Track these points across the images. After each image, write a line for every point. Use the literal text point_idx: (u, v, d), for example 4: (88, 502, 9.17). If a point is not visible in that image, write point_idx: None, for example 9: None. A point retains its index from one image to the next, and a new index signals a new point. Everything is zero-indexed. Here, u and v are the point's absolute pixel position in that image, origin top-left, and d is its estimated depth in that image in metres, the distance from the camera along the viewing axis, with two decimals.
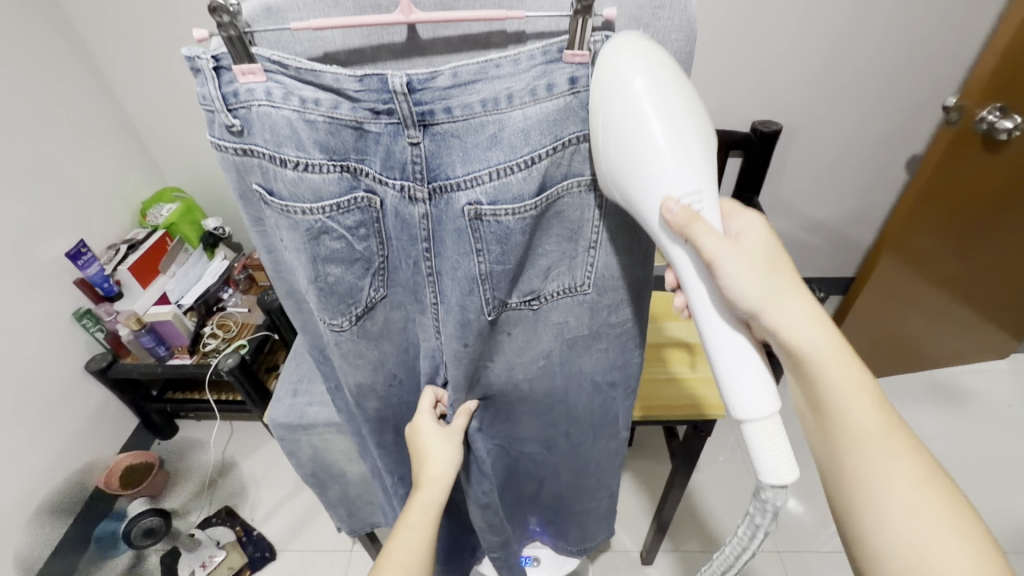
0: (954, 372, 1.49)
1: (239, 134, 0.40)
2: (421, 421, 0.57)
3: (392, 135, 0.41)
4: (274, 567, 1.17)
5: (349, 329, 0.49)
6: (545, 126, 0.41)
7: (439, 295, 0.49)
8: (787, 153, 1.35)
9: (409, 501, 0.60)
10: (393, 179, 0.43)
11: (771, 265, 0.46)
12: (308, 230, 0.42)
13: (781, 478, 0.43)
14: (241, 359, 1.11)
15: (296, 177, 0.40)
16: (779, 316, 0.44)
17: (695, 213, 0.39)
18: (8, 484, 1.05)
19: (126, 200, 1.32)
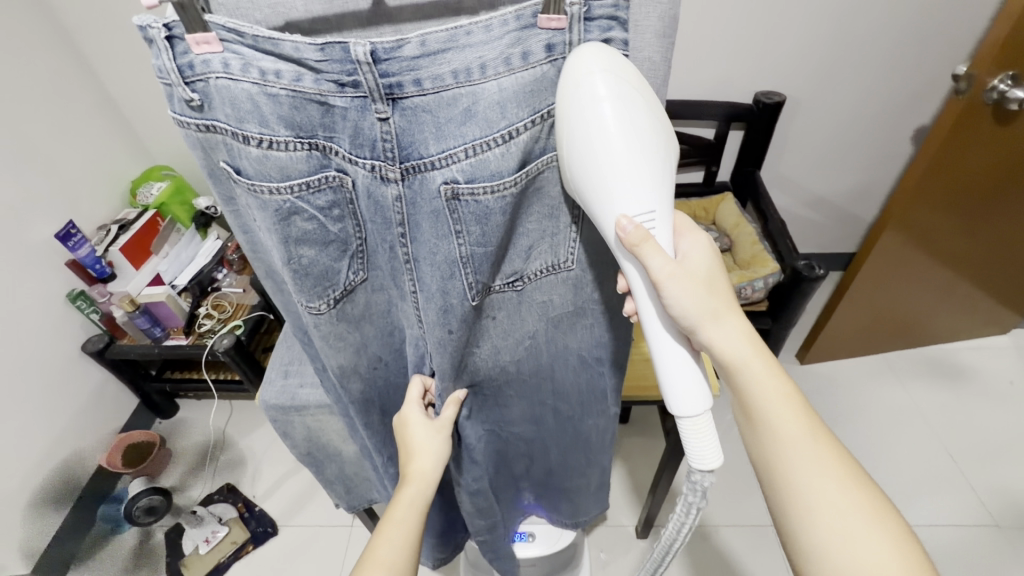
0: (954, 349, 1.49)
1: (200, 109, 0.38)
2: (407, 414, 0.58)
3: (359, 109, 0.39)
4: (276, 542, 1.19)
5: (328, 313, 0.49)
6: (520, 99, 0.39)
7: (417, 282, 0.47)
8: (789, 125, 1.31)
9: (396, 495, 0.57)
10: (363, 158, 0.41)
11: (714, 285, 0.47)
12: (278, 210, 0.41)
13: (706, 464, 0.46)
14: (237, 339, 1.12)
15: (262, 155, 0.39)
16: (719, 332, 0.46)
17: (646, 233, 0.40)
18: (10, 464, 1.06)
19: (114, 179, 1.30)
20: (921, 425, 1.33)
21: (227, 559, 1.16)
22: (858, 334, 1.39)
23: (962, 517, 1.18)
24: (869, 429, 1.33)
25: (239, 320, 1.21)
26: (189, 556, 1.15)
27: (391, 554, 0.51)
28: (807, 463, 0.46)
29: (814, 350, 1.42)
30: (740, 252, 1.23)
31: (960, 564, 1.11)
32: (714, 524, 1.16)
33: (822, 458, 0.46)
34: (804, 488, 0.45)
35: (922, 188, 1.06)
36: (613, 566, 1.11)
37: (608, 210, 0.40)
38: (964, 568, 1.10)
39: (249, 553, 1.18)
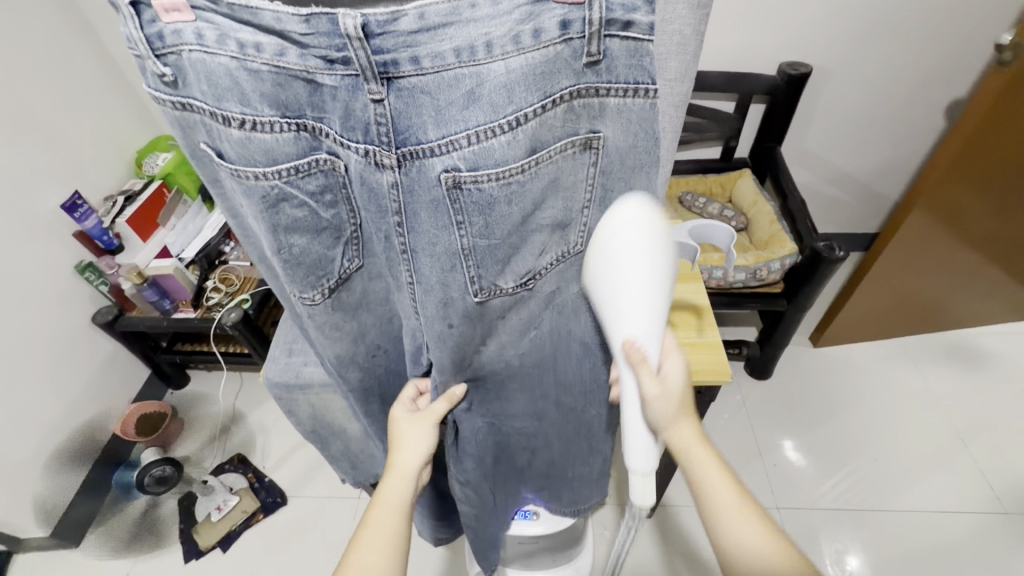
0: (974, 335, 1.44)
1: (173, 85, 0.37)
2: (399, 411, 0.60)
3: (351, 89, 0.36)
4: (285, 512, 1.22)
5: (323, 302, 0.48)
6: (530, 81, 0.37)
7: (415, 274, 0.46)
8: (814, 99, 1.25)
9: (377, 491, 0.56)
10: (356, 142, 0.38)
11: (689, 401, 0.52)
12: (265, 196, 0.40)
13: (644, 503, 0.51)
14: (245, 312, 1.13)
15: (245, 137, 0.37)
16: (681, 433, 0.51)
17: (643, 357, 0.47)
18: (26, 432, 1.09)
19: (121, 149, 1.28)
20: (935, 410, 1.31)
21: (238, 527, 1.19)
22: (874, 318, 1.36)
23: (973, 503, 1.16)
24: (881, 414, 1.30)
25: (247, 294, 1.21)
26: (201, 524, 1.19)
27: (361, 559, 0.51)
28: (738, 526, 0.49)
29: (829, 333, 1.39)
30: (757, 232, 1.20)
31: (965, 549, 1.10)
32: None
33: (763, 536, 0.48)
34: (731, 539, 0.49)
35: (955, 165, 1.02)
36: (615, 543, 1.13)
37: (620, 331, 0.47)
38: (968, 552, 1.10)
39: (259, 522, 1.21)
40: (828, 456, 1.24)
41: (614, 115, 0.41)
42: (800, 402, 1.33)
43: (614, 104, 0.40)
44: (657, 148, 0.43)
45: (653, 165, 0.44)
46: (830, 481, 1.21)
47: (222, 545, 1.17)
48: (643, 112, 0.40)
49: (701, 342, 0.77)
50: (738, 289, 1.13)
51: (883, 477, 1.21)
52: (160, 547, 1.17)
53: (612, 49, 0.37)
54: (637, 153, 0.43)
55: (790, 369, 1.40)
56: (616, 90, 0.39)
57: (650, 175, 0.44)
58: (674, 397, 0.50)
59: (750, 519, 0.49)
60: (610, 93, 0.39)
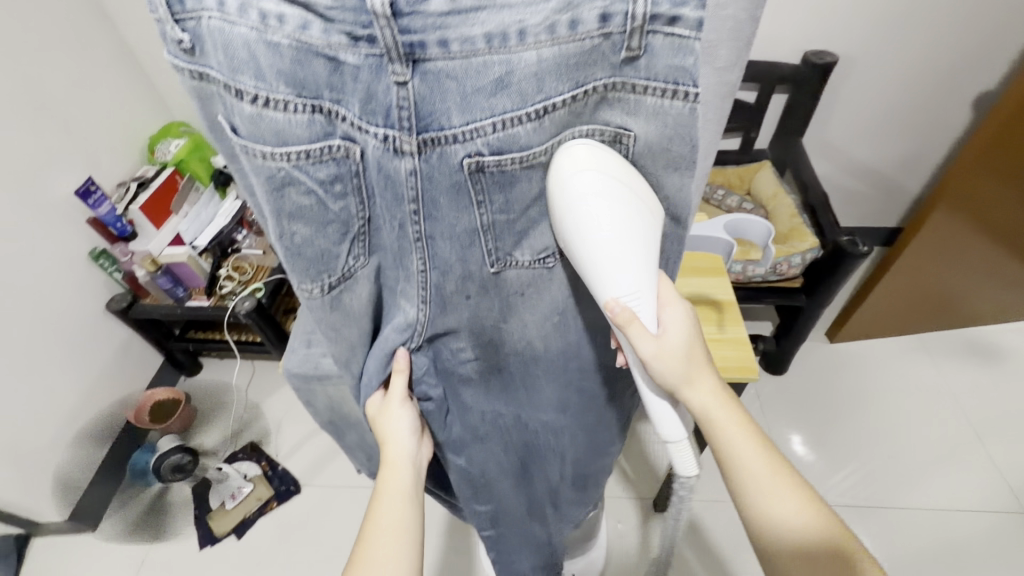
0: (994, 331, 1.41)
1: (190, 53, 0.35)
2: (368, 406, 0.54)
3: (373, 70, 0.35)
4: (299, 500, 1.22)
5: (320, 298, 0.44)
6: (561, 71, 0.35)
7: (427, 261, 0.43)
8: (838, 88, 1.22)
9: (378, 484, 0.56)
10: (374, 126, 0.37)
11: (699, 358, 0.49)
12: (272, 177, 0.38)
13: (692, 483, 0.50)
14: (258, 302, 1.15)
15: (256, 114, 0.36)
16: (694, 394, 0.49)
17: (633, 314, 0.42)
18: (42, 418, 1.10)
19: (133, 135, 1.27)
20: (952, 407, 1.29)
21: (253, 514, 1.20)
22: (893, 314, 1.34)
23: (987, 500, 1.15)
24: (895, 409, 1.29)
25: (259, 282, 1.22)
26: (215, 512, 1.20)
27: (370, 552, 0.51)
28: (766, 491, 0.48)
29: (846, 329, 1.37)
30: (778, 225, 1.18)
31: (980, 547, 1.10)
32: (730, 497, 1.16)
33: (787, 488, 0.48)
34: (760, 502, 0.48)
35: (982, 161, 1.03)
36: (627, 535, 1.13)
37: (600, 289, 0.43)
38: (983, 550, 1.09)
39: (273, 510, 1.21)
40: (838, 451, 1.23)
41: (650, 114, 0.38)
42: (816, 397, 1.32)
43: (650, 103, 0.37)
44: (695, 155, 0.40)
45: (689, 168, 0.41)
46: (838, 474, 1.20)
47: (237, 532, 1.18)
48: (681, 116, 0.37)
49: (725, 337, 0.76)
50: (755, 283, 1.13)
51: (896, 473, 1.20)
52: (175, 533, 1.18)
53: (654, 45, 0.35)
54: (673, 156, 0.40)
55: (806, 363, 1.38)
56: (654, 90, 0.37)
57: (685, 177, 0.41)
58: (674, 356, 0.46)
59: (774, 473, 0.49)
60: (647, 92, 0.37)
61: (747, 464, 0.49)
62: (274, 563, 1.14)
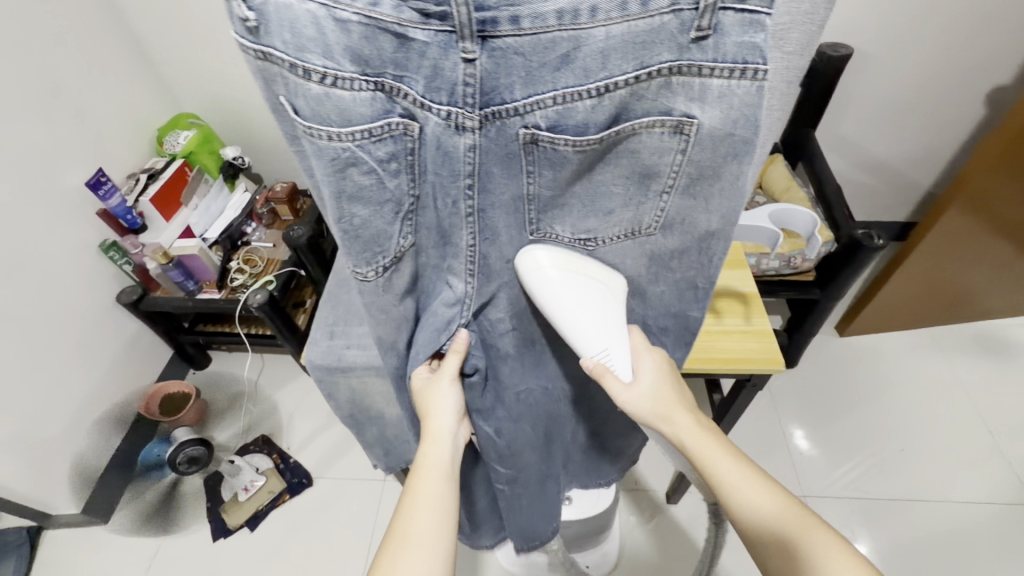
0: (1004, 325, 1.41)
1: (255, 32, 0.35)
2: (415, 379, 0.58)
3: (442, 47, 0.36)
4: (310, 494, 1.22)
5: (374, 280, 0.47)
6: (627, 49, 0.37)
7: (477, 233, 0.46)
8: (851, 82, 1.22)
9: (417, 458, 0.58)
10: (438, 104, 0.38)
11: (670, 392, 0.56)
12: (335, 159, 0.39)
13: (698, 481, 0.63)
14: (270, 295, 1.12)
15: (323, 93, 0.37)
16: (670, 426, 0.56)
17: (605, 367, 0.54)
18: (54, 411, 1.10)
19: (142, 127, 1.26)
20: (961, 401, 1.29)
21: (266, 508, 1.20)
22: (905, 309, 1.35)
23: (994, 494, 1.16)
24: (903, 404, 1.30)
25: (270, 276, 1.23)
26: (227, 504, 1.19)
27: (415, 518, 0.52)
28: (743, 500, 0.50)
29: (857, 323, 1.37)
30: None
31: (989, 540, 1.10)
32: None
33: (759, 488, 0.50)
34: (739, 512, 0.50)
35: (998, 160, 1.03)
36: (640, 529, 1.13)
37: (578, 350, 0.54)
38: (993, 543, 1.10)
39: (286, 503, 1.21)
40: (840, 445, 1.24)
41: (716, 99, 0.39)
42: (825, 391, 1.33)
43: (717, 85, 0.38)
44: (757, 137, 0.40)
45: (748, 155, 0.42)
46: (841, 468, 1.21)
47: (250, 524, 1.18)
48: (749, 94, 0.38)
49: (750, 330, 0.78)
50: (770, 277, 1.13)
51: (903, 466, 1.21)
52: (186, 527, 1.18)
53: (724, 23, 0.36)
54: (736, 141, 0.41)
55: (816, 358, 1.39)
56: (721, 71, 0.37)
57: (743, 165, 0.42)
58: (644, 396, 0.55)
59: (747, 478, 0.51)
60: (714, 73, 0.37)
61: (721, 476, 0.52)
62: (287, 556, 1.14)
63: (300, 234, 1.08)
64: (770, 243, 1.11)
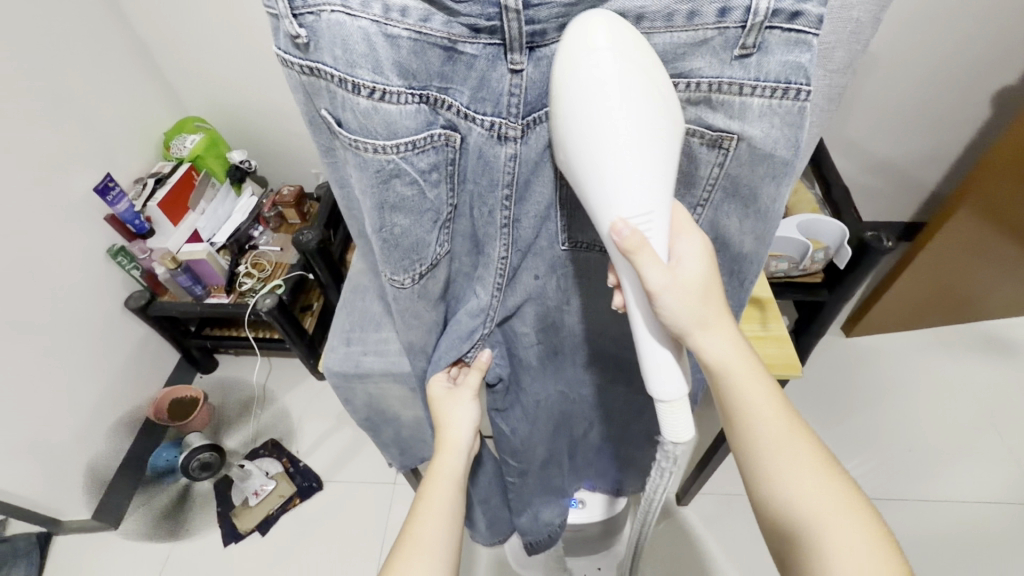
0: (1011, 324, 1.42)
1: (304, 48, 0.36)
2: (433, 387, 0.59)
3: (490, 58, 0.39)
4: (320, 497, 1.22)
5: (410, 287, 0.49)
6: (667, 58, 0.38)
7: (510, 245, 0.48)
8: (860, 84, 1.22)
9: (431, 465, 0.57)
10: (482, 113, 0.40)
11: (710, 298, 0.45)
12: (379, 171, 0.40)
13: (678, 436, 0.46)
14: (279, 299, 1.12)
15: (371, 107, 0.38)
16: (708, 340, 0.45)
17: (643, 237, 0.38)
18: (63, 417, 1.09)
19: (147, 130, 1.25)
20: (966, 399, 1.31)
21: (276, 511, 1.20)
22: (911, 309, 1.35)
23: (1001, 493, 1.17)
24: (911, 403, 1.30)
25: (279, 279, 1.22)
26: (238, 509, 1.20)
27: (428, 521, 0.51)
28: (779, 454, 0.45)
29: (863, 323, 1.38)
30: None
31: (997, 539, 1.11)
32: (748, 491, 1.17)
33: (798, 444, 0.45)
34: (771, 463, 0.45)
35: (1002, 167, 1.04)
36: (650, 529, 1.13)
37: (607, 207, 0.38)
38: (1001, 543, 1.10)
39: (297, 506, 1.21)
40: (847, 445, 1.25)
41: (757, 116, 0.39)
42: (832, 391, 1.33)
43: (757, 104, 0.39)
44: (797, 159, 0.41)
45: (787, 177, 0.42)
46: (846, 466, 1.22)
47: (261, 529, 1.18)
48: (790, 114, 0.38)
49: (767, 335, 0.78)
50: (779, 279, 1.13)
51: (910, 465, 1.21)
52: (196, 531, 1.18)
53: (769, 41, 0.36)
54: (777, 162, 0.41)
55: (822, 358, 1.39)
56: (762, 89, 0.38)
57: (781, 187, 0.43)
58: (688, 290, 0.42)
59: (785, 430, 0.45)
60: (755, 93, 0.38)
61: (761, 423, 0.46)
62: (298, 560, 1.14)
63: (309, 238, 1.08)
64: (799, 253, 1.09)
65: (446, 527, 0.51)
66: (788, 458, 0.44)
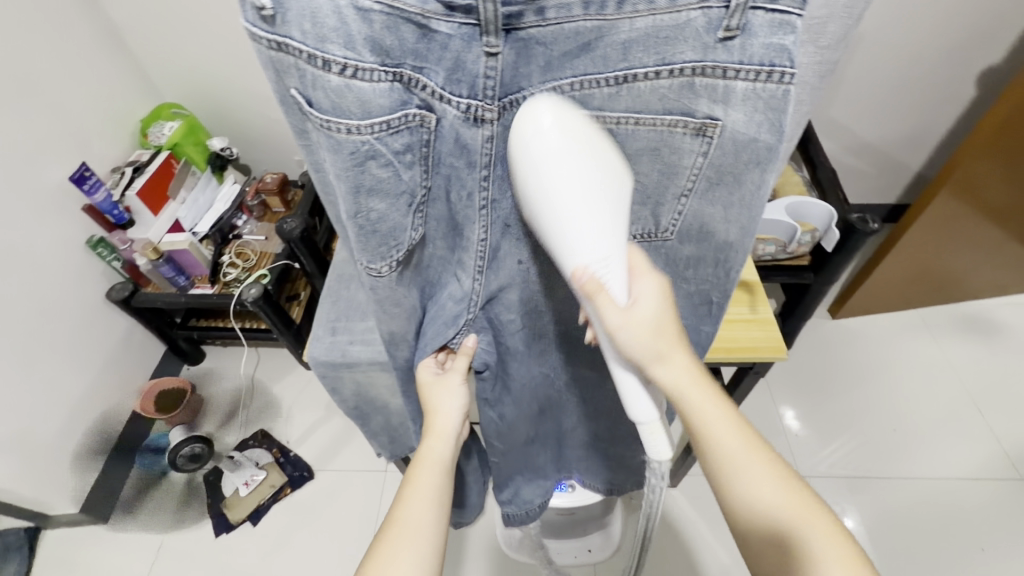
0: (992, 305, 1.44)
1: (272, 21, 0.35)
2: (422, 372, 0.59)
3: (465, 39, 0.38)
4: (312, 486, 1.22)
5: (389, 274, 0.47)
6: (651, 42, 0.38)
7: (488, 229, 0.47)
8: (847, 66, 1.22)
9: (418, 451, 0.57)
10: (458, 96, 0.39)
11: (666, 327, 0.48)
12: (354, 153, 0.39)
13: (662, 454, 0.51)
14: (264, 289, 1.10)
15: (343, 85, 0.37)
16: (665, 371, 0.48)
17: (600, 283, 0.42)
18: (47, 410, 1.08)
19: (123, 118, 1.21)
20: (949, 379, 1.33)
21: (267, 501, 1.20)
22: (897, 290, 1.37)
23: (982, 469, 1.20)
24: (895, 383, 1.33)
25: (264, 269, 1.20)
26: (230, 499, 1.19)
27: (414, 507, 0.51)
28: (745, 477, 0.47)
29: (848, 305, 1.40)
30: None
31: (976, 514, 1.14)
32: None
33: (759, 462, 0.48)
34: (739, 487, 0.47)
35: (984, 153, 1.05)
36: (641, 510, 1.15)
37: (566, 261, 0.42)
38: (981, 517, 1.14)
39: (288, 496, 1.21)
40: (832, 424, 1.27)
41: (740, 99, 0.39)
42: (818, 372, 1.35)
43: (741, 87, 0.38)
44: (780, 143, 0.41)
45: (770, 162, 0.42)
46: (831, 445, 1.24)
47: (252, 519, 1.18)
48: (773, 98, 0.38)
49: (755, 318, 0.79)
50: (766, 263, 1.13)
51: (892, 444, 1.24)
52: (188, 523, 1.18)
53: (754, 22, 0.36)
54: (758, 146, 0.41)
55: (809, 340, 1.41)
56: (747, 73, 0.38)
57: (765, 172, 0.43)
58: (642, 326, 0.46)
59: (747, 448, 0.48)
60: (739, 76, 0.38)
61: (722, 444, 0.48)
62: (293, 547, 1.14)
63: (294, 226, 1.06)
64: (788, 236, 1.09)
65: (432, 517, 0.51)
66: (754, 480, 0.47)
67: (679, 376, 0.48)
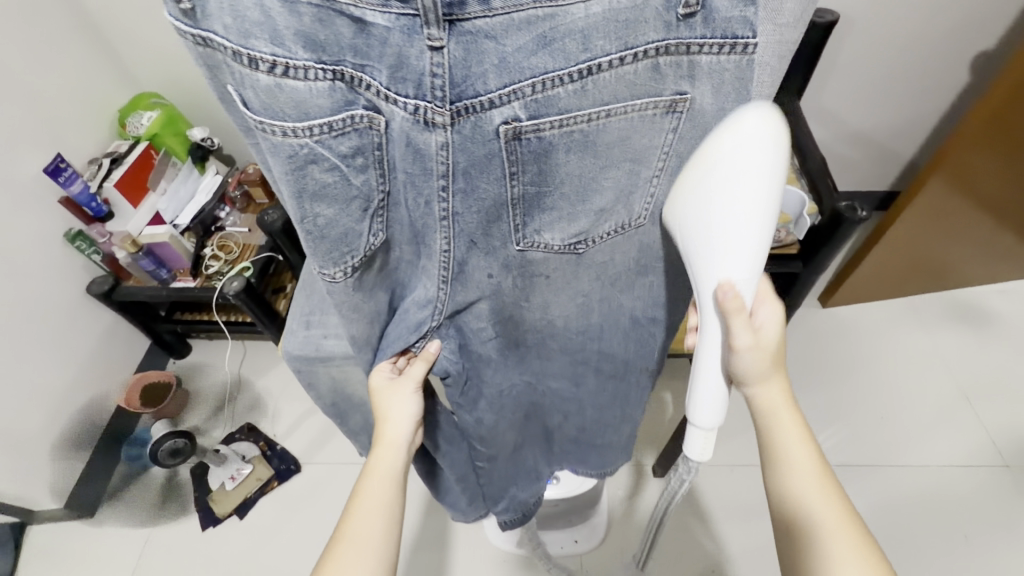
0: (982, 294, 1.43)
1: (193, 16, 0.33)
2: (374, 379, 0.56)
3: (404, 32, 0.36)
4: (299, 480, 1.22)
5: (344, 281, 0.45)
6: (609, 29, 0.37)
7: (450, 238, 0.46)
8: (837, 51, 1.19)
9: (368, 462, 0.56)
10: (404, 96, 0.38)
11: (779, 356, 0.50)
12: (294, 156, 0.37)
13: (701, 455, 0.52)
14: (247, 282, 1.08)
15: (275, 84, 0.35)
16: (764, 390, 0.50)
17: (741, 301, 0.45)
18: (27, 405, 1.07)
19: (98, 108, 1.19)
20: (938, 369, 1.32)
21: (254, 494, 1.19)
22: (886, 279, 1.36)
23: (970, 457, 1.19)
24: (884, 372, 1.32)
25: (247, 261, 1.18)
26: (216, 492, 1.19)
27: (366, 525, 0.52)
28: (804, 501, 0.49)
29: (839, 294, 1.39)
30: None
31: (963, 502, 1.14)
32: (726, 463, 1.19)
33: (824, 494, 0.49)
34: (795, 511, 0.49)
35: (974, 140, 1.04)
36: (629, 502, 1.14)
37: (715, 271, 0.45)
38: (967, 505, 1.14)
39: (275, 489, 1.21)
40: (820, 414, 1.27)
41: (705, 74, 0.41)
42: (807, 362, 1.34)
43: (705, 61, 0.40)
44: None
45: None
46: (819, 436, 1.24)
47: (239, 512, 1.17)
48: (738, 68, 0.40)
49: None
50: None
51: (880, 433, 1.24)
52: (174, 517, 1.17)
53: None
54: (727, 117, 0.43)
55: (799, 330, 1.40)
56: (710, 47, 0.39)
57: None
58: (763, 348, 0.48)
59: (815, 479, 0.49)
60: (702, 51, 0.39)
61: (796, 465, 0.50)
62: (279, 541, 1.14)
63: (275, 218, 1.04)
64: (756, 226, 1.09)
65: (379, 533, 0.51)
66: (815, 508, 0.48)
67: (772, 397, 0.51)
